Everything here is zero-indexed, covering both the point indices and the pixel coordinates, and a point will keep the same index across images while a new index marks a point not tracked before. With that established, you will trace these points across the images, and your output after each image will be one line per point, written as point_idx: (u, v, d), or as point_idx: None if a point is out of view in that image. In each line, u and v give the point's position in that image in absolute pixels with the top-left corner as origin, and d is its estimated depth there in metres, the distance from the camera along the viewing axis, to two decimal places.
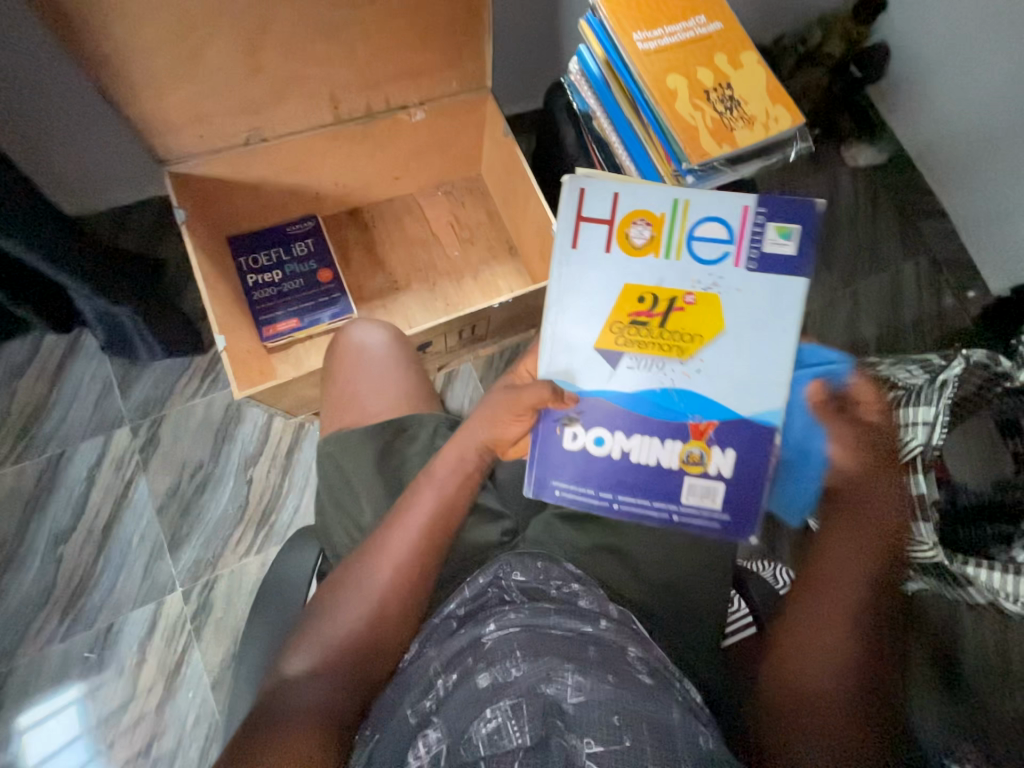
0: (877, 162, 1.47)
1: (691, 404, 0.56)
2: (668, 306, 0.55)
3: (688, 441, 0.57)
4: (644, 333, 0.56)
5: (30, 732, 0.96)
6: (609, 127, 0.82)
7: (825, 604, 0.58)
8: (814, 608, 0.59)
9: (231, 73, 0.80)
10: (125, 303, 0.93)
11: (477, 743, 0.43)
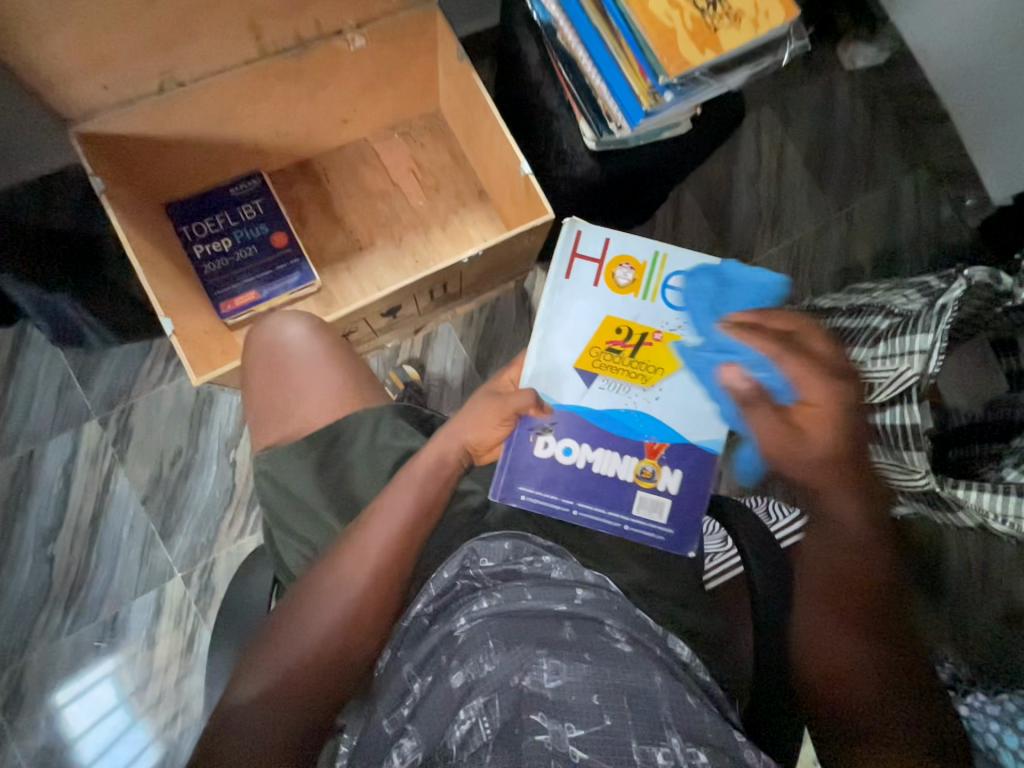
0: (876, 62, 1.34)
1: (648, 426, 0.67)
2: (639, 340, 0.68)
3: (643, 459, 0.67)
4: (617, 360, 0.68)
5: (71, 705, 0.99)
6: (574, 39, 0.70)
7: (812, 572, 0.59)
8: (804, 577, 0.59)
9: (124, 3, 0.67)
10: (60, 290, 0.85)
11: (453, 743, 0.44)
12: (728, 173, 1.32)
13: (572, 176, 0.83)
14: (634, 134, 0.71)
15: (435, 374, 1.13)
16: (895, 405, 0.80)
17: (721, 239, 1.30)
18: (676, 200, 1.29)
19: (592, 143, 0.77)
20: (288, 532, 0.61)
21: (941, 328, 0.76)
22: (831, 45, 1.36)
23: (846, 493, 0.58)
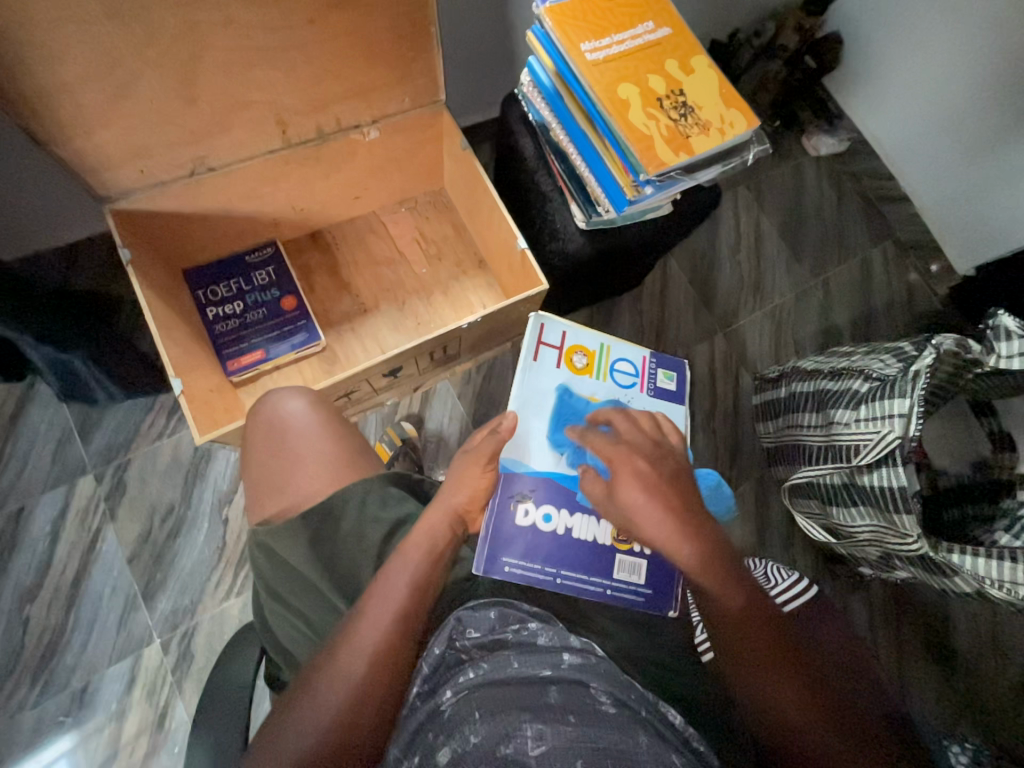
0: (839, 150, 1.49)
1: None
2: None
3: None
4: None
5: None
6: (564, 138, 0.81)
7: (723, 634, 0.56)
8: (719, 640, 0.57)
9: (167, 104, 0.76)
10: (75, 349, 0.87)
11: None
12: (710, 244, 1.43)
13: (564, 251, 0.89)
14: (620, 216, 0.81)
15: (432, 431, 1.14)
16: (883, 466, 0.86)
17: (707, 303, 1.37)
18: (663, 268, 1.38)
19: (583, 223, 0.85)
20: (278, 598, 0.60)
21: (916, 392, 0.82)
22: (797, 135, 1.52)
23: (680, 533, 0.57)
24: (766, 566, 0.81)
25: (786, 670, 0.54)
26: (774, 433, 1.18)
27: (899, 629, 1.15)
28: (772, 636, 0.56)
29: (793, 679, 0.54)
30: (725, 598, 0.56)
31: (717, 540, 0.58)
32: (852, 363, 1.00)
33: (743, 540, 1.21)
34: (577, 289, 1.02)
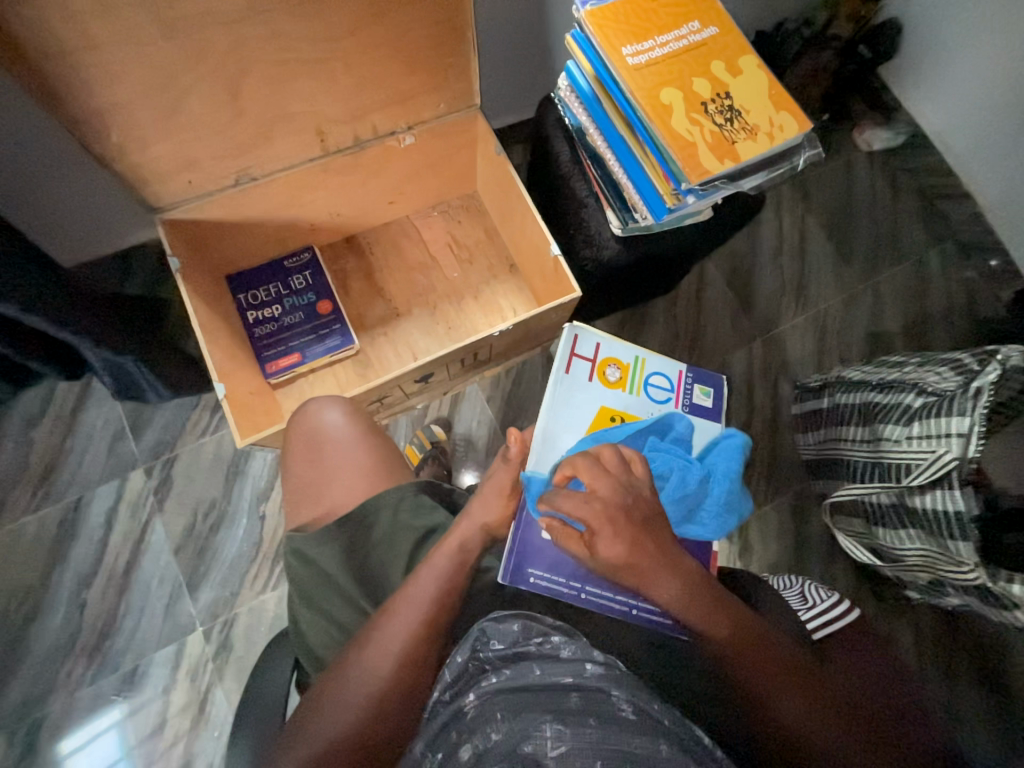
0: (895, 144, 1.40)
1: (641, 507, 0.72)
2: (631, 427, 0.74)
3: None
4: None
5: (75, 756, 0.98)
6: (602, 144, 0.79)
7: (716, 644, 0.54)
8: (716, 651, 0.54)
9: (214, 118, 0.79)
10: (128, 352, 0.91)
11: None
12: (750, 246, 1.37)
13: (597, 257, 0.88)
14: (658, 224, 0.78)
15: (461, 435, 1.15)
16: (937, 488, 0.81)
17: (745, 308, 1.32)
18: (700, 271, 1.34)
19: (618, 229, 0.83)
20: (311, 603, 0.61)
21: (977, 411, 0.76)
22: (848, 129, 1.44)
23: (657, 574, 0.51)
24: (806, 586, 0.79)
25: (779, 673, 0.53)
26: (814, 445, 1.13)
27: (946, 656, 1.09)
28: (768, 653, 0.54)
29: (792, 702, 0.53)
30: (707, 611, 0.53)
31: (691, 570, 0.53)
32: (904, 375, 0.94)
33: (778, 556, 1.16)
34: (608, 295, 1.00)
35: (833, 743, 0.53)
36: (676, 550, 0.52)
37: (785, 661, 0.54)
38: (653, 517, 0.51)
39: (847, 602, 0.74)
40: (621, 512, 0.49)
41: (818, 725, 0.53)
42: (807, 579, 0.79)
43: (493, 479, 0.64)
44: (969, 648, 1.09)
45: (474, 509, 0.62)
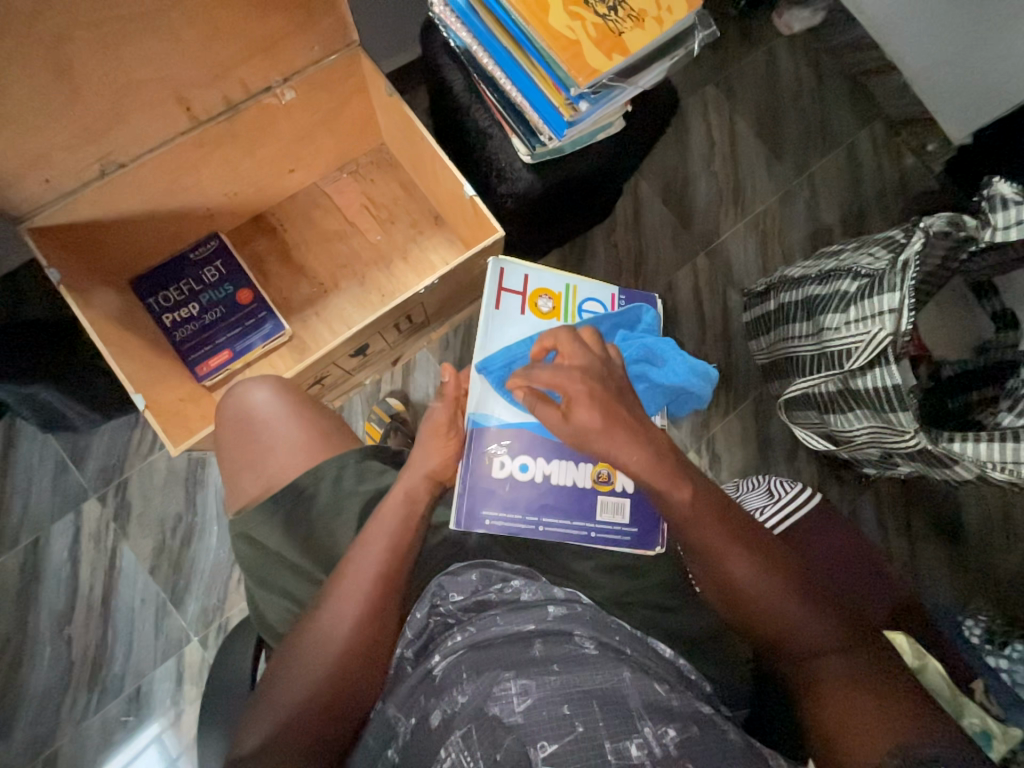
0: (814, 24, 1.34)
1: None
2: None
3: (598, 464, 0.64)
4: None
5: None
6: (490, 63, 0.72)
7: (677, 514, 0.55)
8: (679, 521, 0.56)
9: (50, 100, 0.69)
10: (38, 381, 0.84)
11: None
12: (682, 157, 1.32)
13: (514, 192, 0.82)
14: (563, 143, 0.73)
15: (419, 403, 1.12)
16: (877, 366, 0.82)
17: (685, 222, 1.29)
18: (633, 190, 1.29)
19: (527, 156, 0.78)
20: (272, 588, 0.61)
21: (906, 284, 0.77)
22: (766, 14, 1.37)
23: (625, 440, 0.53)
24: (769, 482, 0.81)
25: (736, 536, 0.56)
26: (766, 349, 1.13)
27: (908, 520, 1.16)
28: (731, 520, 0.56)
29: (748, 561, 0.55)
30: (664, 484, 0.54)
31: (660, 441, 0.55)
32: (840, 263, 0.94)
33: (745, 460, 1.20)
34: (536, 232, 0.96)
35: (790, 603, 0.55)
36: (644, 419, 0.55)
37: (744, 527, 0.56)
38: (625, 395, 0.55)
39: (809, 488, 0.78)
40: (594, 379, 0.53)
41: (776, 585, 0.55)
42: (772, 475, 0.82)
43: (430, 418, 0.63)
44: (929, 510, 1.16)
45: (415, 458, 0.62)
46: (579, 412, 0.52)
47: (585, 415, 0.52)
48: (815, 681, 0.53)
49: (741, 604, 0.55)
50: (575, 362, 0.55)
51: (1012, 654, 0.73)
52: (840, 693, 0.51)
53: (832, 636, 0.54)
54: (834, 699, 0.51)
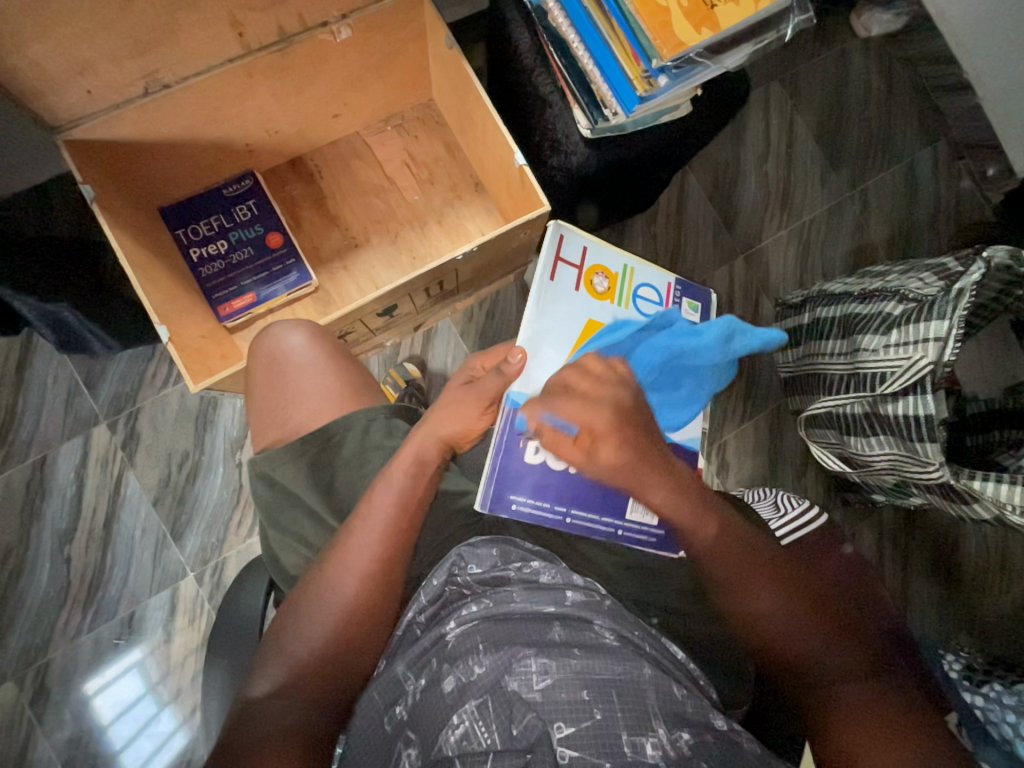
0: (893, 29, 1.27)
1: None
2: None
3: None
4: None
5: (99, 696, 1.03)
6: (564, 20, 0.69)
7: (701, 541, 0.59)
8: (702, 547, 0.59)
9: (100, 7, 0.65)
10: (58, 299, 0.82)
11: (446, 747, 0.43)
12: (734, 154, 1.27)
13: (567, 166, 0.80)
14: (631, 121, 0.71)
15: (436, 372, 1.11)
16: (911, 394, 0.80)
17: (728, 223, 1.25)
18: (680, 182, 1.24)
19: (587, 131, 0.74)
20: (285, 531, 0.61)
21: (958, 313, 0.75)
22: (845, 13, 1.29)
23: (653, 479, 0.58)
24: (776, 496, 0.76)
25: (757, 568, 0.58)
26: (792, 363, 1.11)
27: (905, 552, 1.16)
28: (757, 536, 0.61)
29: (768, 590, 0.57)
30: (693, 516, 0.59)
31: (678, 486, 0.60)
32: (885, 284, 0.91)
33: (753, 470, 1.19)
34: (580, 213, 0.93)
35: (810, 639, 0.56)
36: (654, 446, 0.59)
37: (769, 561, 0.59)
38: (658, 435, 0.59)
39: (816, 508, 0.73)
40: (627, 418, 0.56)
41: (796, 617, 0.57)
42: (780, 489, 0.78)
43: (468, 369, 0.65)
44: (927, 544, 1.16)
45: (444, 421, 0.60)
46: (601, 457, 0.56)
47: (609, 458, 0.56)
48: (837, 717, 0.52)
49: (760, 633, 0.57)
50: (605, 405, 0.56)
51: (989, 692, 0.71)
52: (867, 736, 0.50)
53: (844, 667, 0.55)
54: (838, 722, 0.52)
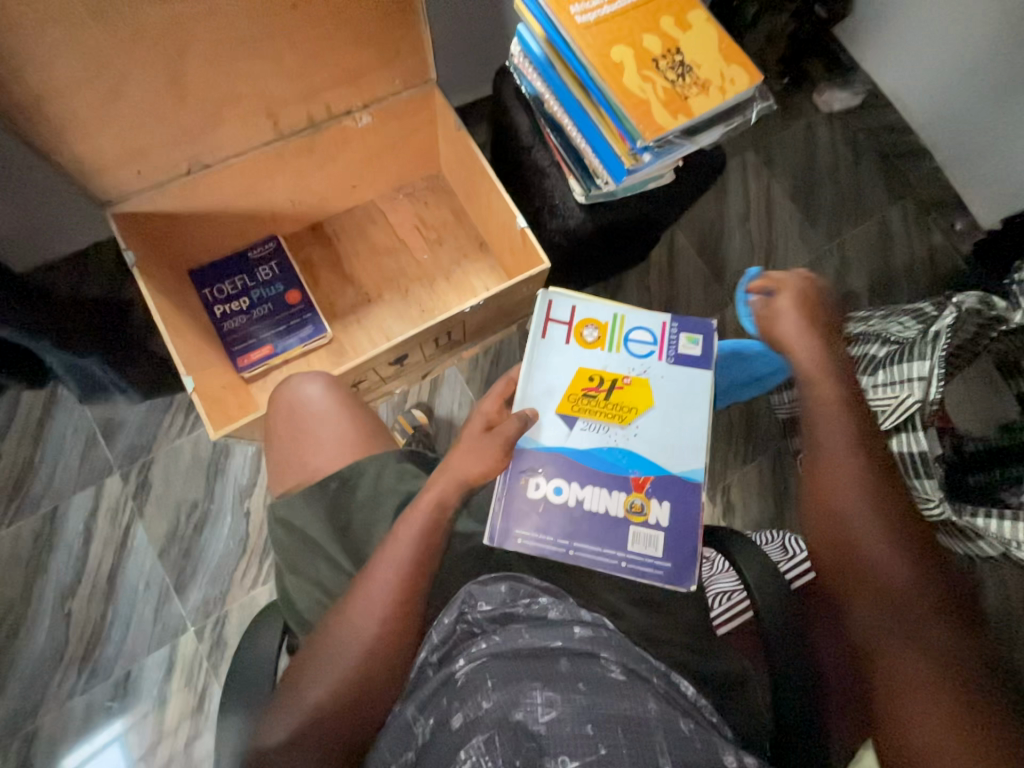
0: (852, 105, 1.42)
1: (631, 461, 0.68)
2: (611, 385, 0.71)
3: (631, 493, 0.66)
4: (594, 404, 0.70)
5: None
6: (559, 109, 0.81)
7: (832, 471, 0.62)
8: (830, 480, 0.62)
9: (156, 103, 0.76)
10: (90, 353, 0.87)
11: None
12: (718, 213, 1.38)
13: (564, 228, 0.88)
14: (620, 188, 0.80)
15: (443, 418, 1.14)
16: (902, 432, 0.83)
17: (717, 275, 1.34)
18: (670, 238, 1.34)
19: (581, 197, 0.84)
20: (299, 576, 0.62)
21: (936, 355, 0.79)
22: (807, 92, 1.45)
23: (814, 344, 0.68)
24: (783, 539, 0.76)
25: (881, 516, 0.59)
26: (788, 404, 1.13)
27: None
28: (875, 515, 0.59)
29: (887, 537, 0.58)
30: (834, 450, 0.63)
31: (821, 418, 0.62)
32: (868, 328, 0.96)
33: (760, 513, 1.19)
34: (579, 269, 1.00)
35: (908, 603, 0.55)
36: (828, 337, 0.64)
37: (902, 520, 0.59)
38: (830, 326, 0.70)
39: None
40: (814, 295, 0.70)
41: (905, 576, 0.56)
42: (788, 532, 0.77)
43: (482, 414, 0.68)
44: None
45: (453, 463, 0.63)
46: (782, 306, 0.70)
47: (789, 312, 0.70)
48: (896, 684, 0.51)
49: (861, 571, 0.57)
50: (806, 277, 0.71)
51: None
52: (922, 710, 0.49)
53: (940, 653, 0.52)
54: (918, 724, 0.49)
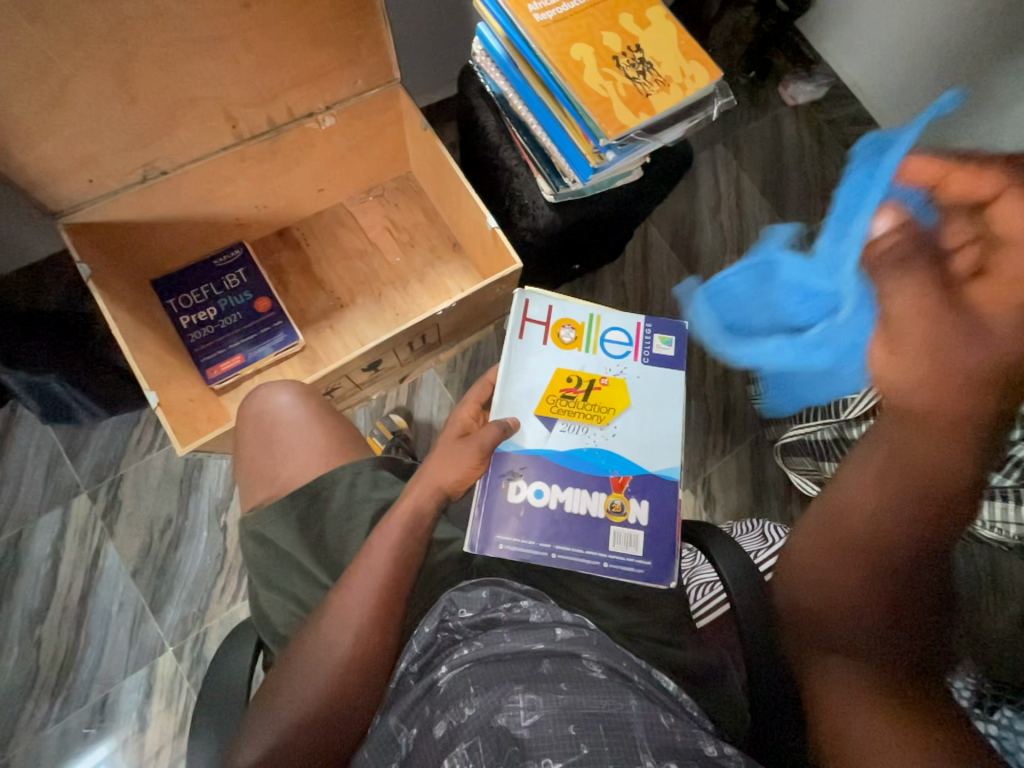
0: (817, 97, 1.44)
1: (611, 461, 0.68)
2: (589, 386, 0.71)
3: (611, 493, 0.67)
4: (573, 405, 0.70)
5: None
6: (524, 109, 0.81)
7: (890, 472, 0.51)
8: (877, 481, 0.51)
9: (105, 108, 0.73)
10: (46, 370, 0.83)
11: None
12: (690, 207, 1.39)
13: (534, 227, 0.87)
14: (587, 186, 0.80)
15: (422, 421, 1.13)
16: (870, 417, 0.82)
17: (691, 269, 1.35)
18: (644, 233, 1.35)
19: (550, 195, 0.83)
20: (273, 592, 0.61)
21: None
22: (773, 86, 1.47)
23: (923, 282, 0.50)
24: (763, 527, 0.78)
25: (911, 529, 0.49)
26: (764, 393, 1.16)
27: None
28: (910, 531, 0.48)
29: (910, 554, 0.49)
30: (926, 441, 0.49)
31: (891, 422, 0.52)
32: None
33: (740, 502, 1.21)
34: (552, 268, 1.00)
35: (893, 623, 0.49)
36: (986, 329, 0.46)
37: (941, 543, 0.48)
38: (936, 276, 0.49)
39: None
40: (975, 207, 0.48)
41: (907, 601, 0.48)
42: (768, 520, 0.80)
43: (456, 420, 0.67)
44: None
45: (427, 470, 0.62)
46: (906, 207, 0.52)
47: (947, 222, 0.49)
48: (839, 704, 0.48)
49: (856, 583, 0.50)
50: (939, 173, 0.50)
51: None
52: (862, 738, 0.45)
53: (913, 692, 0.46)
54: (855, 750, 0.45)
